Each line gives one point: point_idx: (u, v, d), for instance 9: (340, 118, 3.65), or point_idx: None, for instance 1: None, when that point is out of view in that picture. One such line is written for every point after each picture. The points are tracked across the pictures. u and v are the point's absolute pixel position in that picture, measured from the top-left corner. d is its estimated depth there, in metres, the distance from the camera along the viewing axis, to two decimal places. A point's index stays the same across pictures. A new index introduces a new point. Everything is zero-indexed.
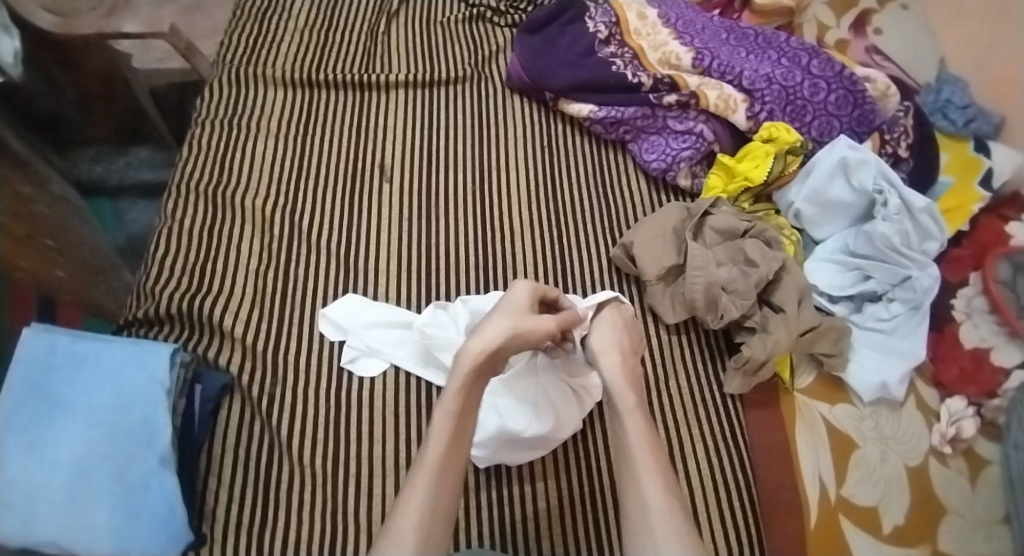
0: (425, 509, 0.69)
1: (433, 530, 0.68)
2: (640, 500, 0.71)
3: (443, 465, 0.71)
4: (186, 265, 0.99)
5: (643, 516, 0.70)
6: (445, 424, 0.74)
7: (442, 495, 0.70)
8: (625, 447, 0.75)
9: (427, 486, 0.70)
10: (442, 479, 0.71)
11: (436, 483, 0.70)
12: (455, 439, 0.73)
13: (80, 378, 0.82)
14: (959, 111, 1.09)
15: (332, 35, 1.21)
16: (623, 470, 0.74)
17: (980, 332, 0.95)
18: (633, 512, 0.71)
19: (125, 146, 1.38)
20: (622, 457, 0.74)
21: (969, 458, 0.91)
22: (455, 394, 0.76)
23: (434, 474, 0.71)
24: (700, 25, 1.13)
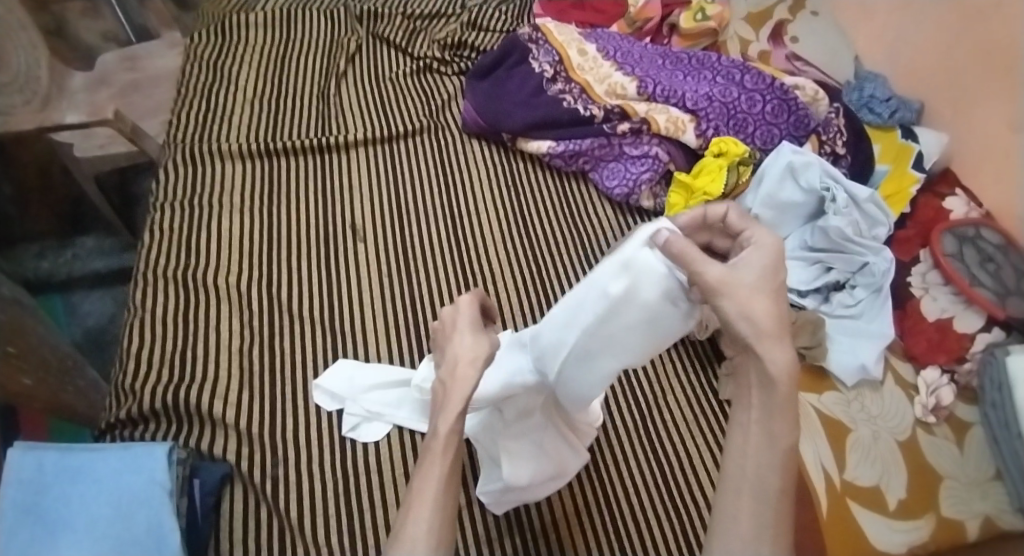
0: (435, 522, 0.56)
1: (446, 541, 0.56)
2: (738, 534, 0.53)
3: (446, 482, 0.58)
4: (165, 354, 0.95)
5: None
6: (449, 438, 0.59)
7: (449, 506, 0.58)
8: (760, 488, 0.54)
9: (435, 496, 0.57)
10: (448, 491, 0.58)
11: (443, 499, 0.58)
12: (456, 445, 0.59)
13: (75, 491, 0.78)
14: (883, 104, 1.18)
15: (280, 104, 1.20)
16: (735, 496, 0.55)
17: (939, 305, 1.01)
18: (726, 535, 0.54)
19: (70, 238, 1.31)
20: (746, 487, 0.54)
21: (952, 424, 0.97)
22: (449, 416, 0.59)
23: (438, 490, 0.58)
24: (638, 54, 1.19)
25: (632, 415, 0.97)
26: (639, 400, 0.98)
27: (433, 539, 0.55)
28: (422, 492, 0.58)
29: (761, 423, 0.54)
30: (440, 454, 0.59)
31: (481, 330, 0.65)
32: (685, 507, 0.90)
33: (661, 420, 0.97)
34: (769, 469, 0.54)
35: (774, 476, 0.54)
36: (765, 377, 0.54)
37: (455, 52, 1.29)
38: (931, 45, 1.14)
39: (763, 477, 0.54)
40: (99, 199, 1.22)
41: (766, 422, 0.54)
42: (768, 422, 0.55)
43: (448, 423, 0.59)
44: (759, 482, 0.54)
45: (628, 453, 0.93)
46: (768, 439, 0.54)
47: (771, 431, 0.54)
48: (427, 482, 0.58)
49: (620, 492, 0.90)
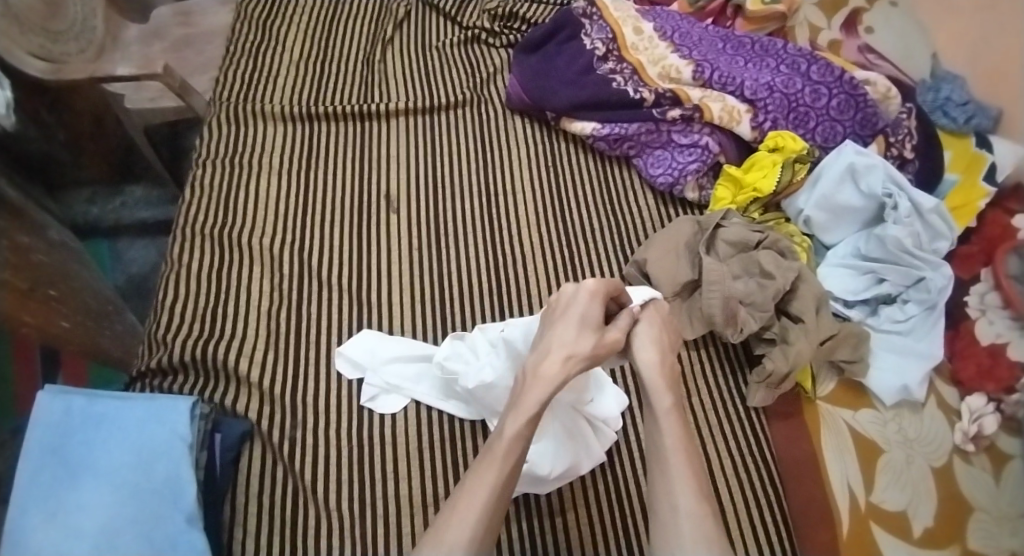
0: (478, 522, 0.62)
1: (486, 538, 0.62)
2: (669, 498, 0.65)
3: (503, 482, 0.64)
4: (197, 310, 0.97)
5: (672, 518, 0.64)
6: (510, 442, 0.66)
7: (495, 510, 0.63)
8: (658, 451, 0.68)
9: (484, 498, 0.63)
10: (501, 494, 0.64)
11: (494, 500, 0.63)
12: (516, 450, 0.66)
13: (101, 437, 0.80)
14: (959, 108, 1.09)
15: (328, 67, 1.19)
16: (654, 470, 0.68)
17: (996, 328, 0.97)
18: (659, 503, 0.66)
19: (118, 186, 1.35)
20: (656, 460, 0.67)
21: (991, 454, 0.93)
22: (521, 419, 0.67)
23: (493, 489, 0.64)
24: (696, 36, 1.12)
25: None
26: None
27: (474, 540, 0.61)
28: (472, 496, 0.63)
29: (648, 407, 0.71)
30: (496, 460, 0.65)
31: (589, 329, 0.70)
32: None
33: None
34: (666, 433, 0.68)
35: (666, 434, 0.68)
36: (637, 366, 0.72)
37: (505, 23, 1.24)
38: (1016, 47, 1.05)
39: (658, 439, 0.69)
40: (146, 149, 1.23)
41: (648, 394, 0.71)
42: (651, 400, 0.70)
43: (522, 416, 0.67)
44: (658, 451, 0.68)
45: (648, 454, 0.90)
46: (653, 408, 0.70)
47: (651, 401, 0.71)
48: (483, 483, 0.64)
49: (633, 493, 0.88)
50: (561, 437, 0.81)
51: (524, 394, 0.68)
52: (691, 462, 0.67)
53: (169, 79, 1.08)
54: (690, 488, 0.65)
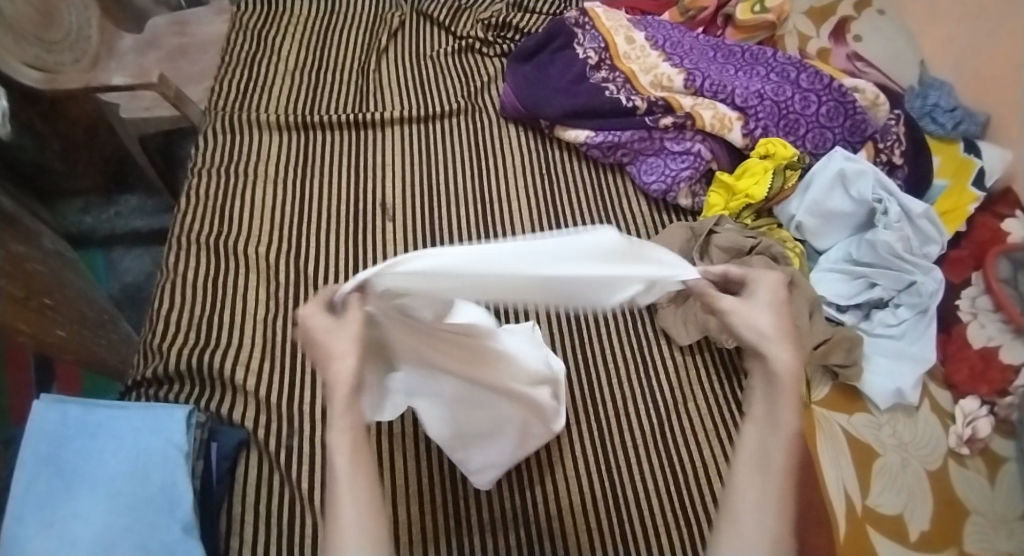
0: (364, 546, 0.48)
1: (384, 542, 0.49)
2: (748, 509, 0.53)
3: (357, 457, 0.51)
4: (192, 318, 0.97)
5: (748, 531, 0.52)
6: (352, 414, 0.52)
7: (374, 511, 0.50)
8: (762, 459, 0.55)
9: (353, 519, 0.49)
10: (366, 488, 0.51)
11: (356, 485, 0.50)
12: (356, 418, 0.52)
13: (97, 446, 0.80)
14: (947, 114, 1.11)
15: (322, 77, 1.19)
16: (743, 471, 0.55)
17: (987, 332, 0.99)
18: (737, 508, 0.54)
19: (113, 196, 1.35)
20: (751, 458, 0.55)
21: (985, 457, 0.94)
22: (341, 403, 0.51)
23: (351, 471, 0.51)
24: (687, 45, 1.14)
25: (652, 420, 0.96)
26: (660, 403, 0.97)
27: (360, 530, 0.49)
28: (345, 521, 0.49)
29: (768, 401, 0.57)
30: (347, 460, 0.51)
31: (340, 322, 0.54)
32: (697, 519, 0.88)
33: (678, 427, 0.96)
34: (773, 441, 0.55)
35: (778, 448, 0.55)
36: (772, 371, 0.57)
37: (498, 33, 1.24)
38: (996, 61, 1.08)
39: (764, 447, 0.55)
40: (142, 159, 1.24)
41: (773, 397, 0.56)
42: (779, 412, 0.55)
43: (344, 417, 0.51)
44: (763, 454, 0.55)
45: (644, 459, 0.93)
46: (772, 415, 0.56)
47: (772, 407, 0.56)
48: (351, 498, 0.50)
49: (631, 497, 0.90)
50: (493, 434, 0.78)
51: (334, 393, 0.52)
52: (792, 483, 0.54)
53: (164, 89, 1.09)
54: (779, 511, 0.53)
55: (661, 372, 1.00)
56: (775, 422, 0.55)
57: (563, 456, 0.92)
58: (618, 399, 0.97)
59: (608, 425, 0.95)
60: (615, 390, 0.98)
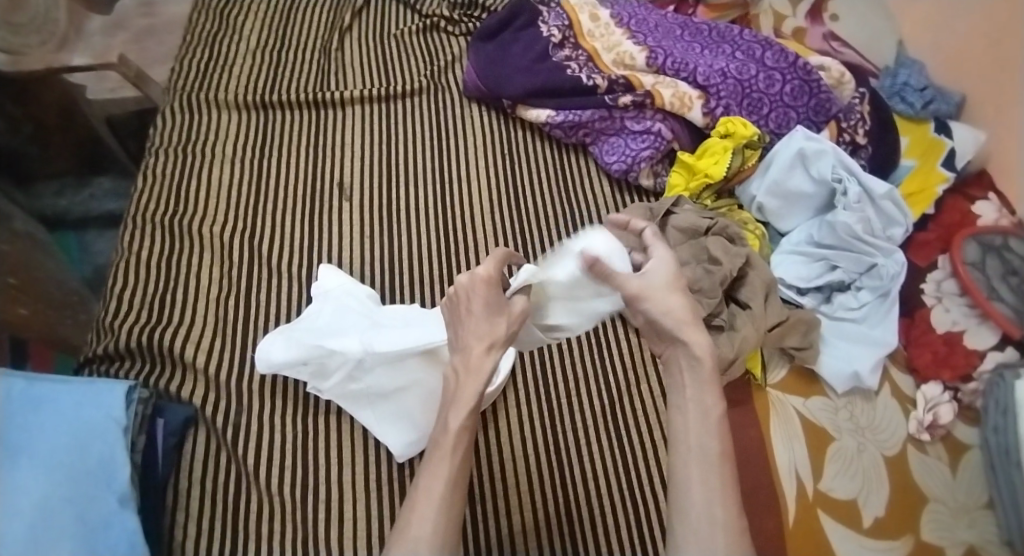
0: (437, 519, 0.62)
1: (448, 535, 0.61)
2: (703, 508, 0.57)
3: (455, 477, 0.65)
4: (145, 297, 0.97)
5: (705, 530, 0.56)
6: (459, 434, 0.67)
7: (452, 502, 0.64)
8: (703, 454, 0.59)
9: (437, 496, 0.64)
10: (452, 490, 0.65)
11: (451, 491, 0.64)
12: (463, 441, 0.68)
13: (38, 420, 0.80)
14: (916, 93, 1.07)
15: (284, 56, 1.19)
16: (686, 468, 0.59)
17: (951, 316, 0.96)
18: (686, 504, 0.58)
19: (85, 178, 1.35)
20: (691, 457, 0.59)
21: (947, 444, 0.93)
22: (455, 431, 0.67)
23: (449, 485, 0.65)
24: (653, 23, 1.11)
25: (602, 400, 0.96)
26: (612, 386, 0.97)
27: (438, 537, 0.61)
28: (429, 490, 0.64)
29: (693, 393, 0.62)
30: (447, 453, 0.66)
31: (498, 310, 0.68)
32: (641, 496, 0.89)
33: (629, 409, 0.96)
34: (706, 433, 0.60)
35: (709, 437, 0.60)
36: (694, 361, 0.61)
37: (465, 12, 1.23)
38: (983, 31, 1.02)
39: (701, 442, 0.60)
40: None
41: (695, 389, 0.62)
42: (705, 400, 0.61)
43: (459, 420, 0.67)
44: (701, 449, 0.59)
45: (592, 437, 0.93)
46: (701, 406, 0.61)
47: (699, 398, 0.61)
48: (433, 480, 0.65)
49: (578, 477, 0.90)
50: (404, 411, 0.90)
51: (460, 387, 0.68)
52: (729, 470, 0.59)
53: (125, 69, 1.09)
54: (726, 498, 0.58)
55: (610, 353, 1.00)
56: (702, 412, 0.60)
57: (513, 437, 0.93)
58: (569, 380, 0.97)
59: (557, 408, 0.95)
60: (565, 371, 0.98)
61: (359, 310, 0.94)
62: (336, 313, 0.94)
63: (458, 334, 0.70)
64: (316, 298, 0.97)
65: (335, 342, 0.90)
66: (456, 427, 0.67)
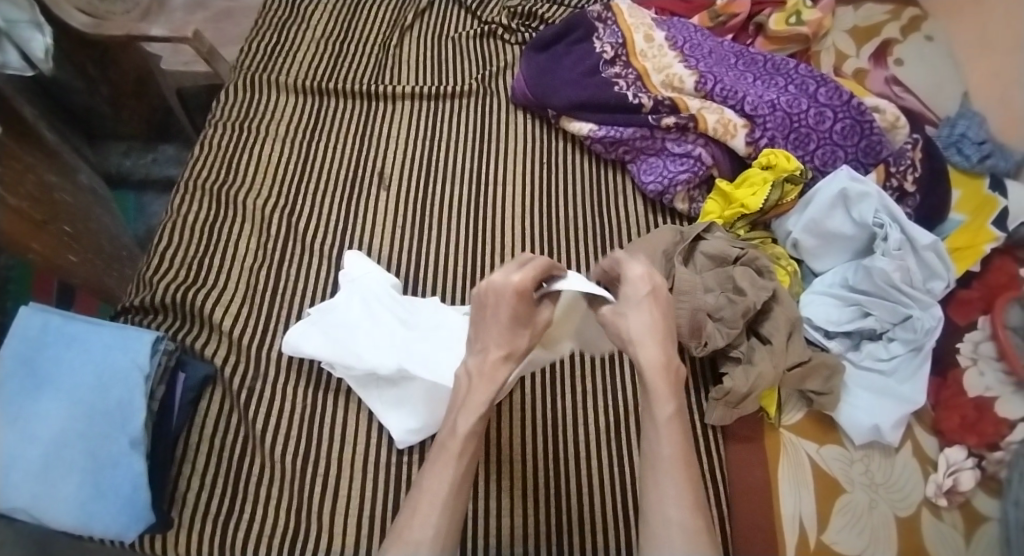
0: (439, 522, 0.68)
1: (449, 538, 0.68)
2: (661, 509, 0.68)
3: (458, 481, 0.71)
4: (186, 258, 1.02)
5: (663, 528, 0.67)
6: (464, 440, 0.73)
7: (456, 505, 0.70)
8: (658, 461, 0.70)
9: (441, 497, 0.69)
10: (455, 495, 0.70)
11: (454, 491, 0.70)
12: (467, 448, 0.73)
13: (67, 355, 0.85)
14: (974, 146, 1.03)
15: (346, 45, 1.23)
16: (650, 476, 0.70)
17: (985, 381, 0.91)
18: (650, 508, 0.69)
19: (152, 143, 1.45)
20: (651, 464, 0.71)
21: (965, 512, 0.87)
22: (461, 437, 0.73)
23: (451, 487, 0.70)
24: (707, 49, 1.11)
25: (608, 417, 0.93)
26: (619, 402, 0.94)
27: (437, 538, 0.67)
28: (434, 492, 0.70)
29: (647, 410, 0.73)
30: (452, 457, 0.72)
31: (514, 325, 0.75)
32: (633, 521, 0.87)
33: (631, 428, 0.93)
34: (661, 444, 0.71)
35: (664, 446, 0.71)
36: (643, 373, 0.73)
37: (524, 22, 1.24)
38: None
39: (656, 448, 0.71)
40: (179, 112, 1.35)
41: (650, 403, 0.73)
42: (655, 411, 0.72)
43: (465, 425, 0.73)
44: (656, 457, 0.71)
45: (592, 451, 0.91)
46: (653, 416, 0.72)
47: (652, 409, 0.72)
48: (439, 481, 0.70)
49: (571, 490, 0.89)
50: (414, 403, 0.90)
51: (470, 394, 0.75)
52: (685, 474, 0.69)
53: (198, 44, 1.16)
54: (684, 499, 0.68)
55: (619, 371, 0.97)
56: (657, 423, 0.72)
57: (521, 443, 0.91)
58: (576, 393, 0.95)
59: (562, 417, 0.93)
60: (576, 383, 0.96)
61: (386, 301, 0.96)
62: (366, 303, 0.96)
63: (478, 336, 0.77)
64: (343, 287, 0.98)
65: (361, 326, 0.94)
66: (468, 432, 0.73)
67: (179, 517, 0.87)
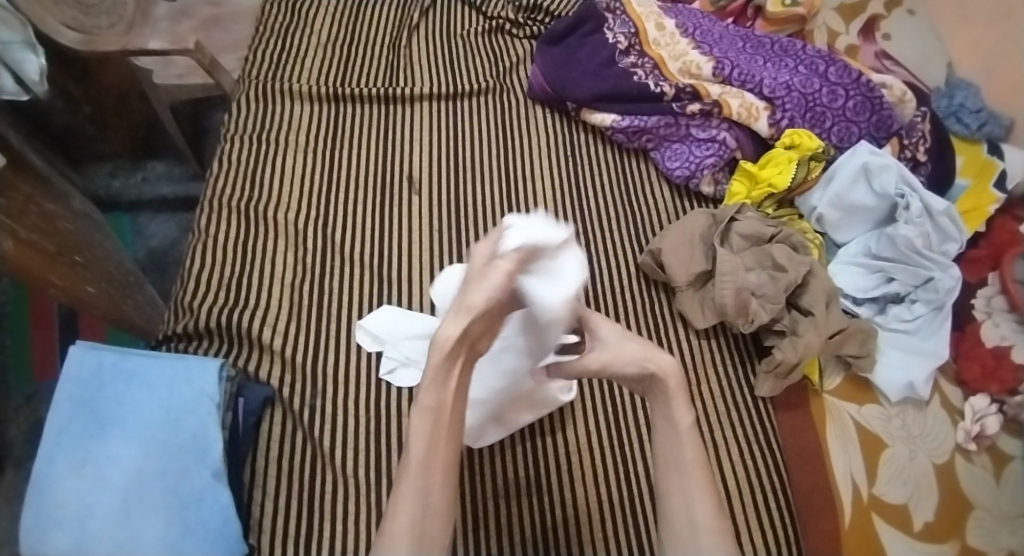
0: (416, 513, 0.59)
1: (427, 525, 0.59)
2: (686, 511, 0.65)
3: (428, 462, 0.61)
4: (222, 278, 0.98)
5: (690, 532, 0.64)
6: (421, 418, 0.61)
7: (432, 493, 0.60)
8: (680, 464, 0.67)
9: (419, 485, 0.60)
10: (428, 480, 0.60)
11: (425, 483, 0.60)
12: (434, 425, 0.61)
13: (129, 392, 0.82)
14: (972, 115, 1.11)
15: (354, 49, 1.24)
16: (668, 481, 0.68)
17: (1000, 331, 0.98)
18: (672, 512, 0.66)
19: (140, 161, 1.39)
20: (671, 468, 0.68)
21: (993, 454, 0.94)
22: (426, 410, 0.61)
23: (421, 473, 0.60)
24: (717, 34, 1.14)
25: None
26: None
27: (414, 534, 0.58)
28: (405, 484, 0.60)
29: (663, 413, 0.70)
30: (422, 438, 0.61)
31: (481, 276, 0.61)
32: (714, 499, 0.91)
33: None
34: (682, 447, 0.68)
35: (686, 448, 0.68)
36: (662, 381, 0.70)
37: (530, 15, 1.28)
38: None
39: (676, 452, 0.68)
40: (171, 124, 1.27)
41: (669, 409, 0.70)
42: (677, 417, 0.69)
43: (421, 404, 0.61)
44: (678, 460, 0.68)
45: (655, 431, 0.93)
46: (673, 422, 0.69)
47: (672, 417, 0.69)
48: (409, 470, 0.61)
49: (637, 471, 0.90)
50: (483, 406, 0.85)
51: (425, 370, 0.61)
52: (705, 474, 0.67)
53: (199, 56, 1.11)
54: (705, 499, 0.66)
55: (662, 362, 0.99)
56: (676, 428, 0.69)
57: (575, 432, 0.92)
58: None
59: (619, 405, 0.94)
60: None
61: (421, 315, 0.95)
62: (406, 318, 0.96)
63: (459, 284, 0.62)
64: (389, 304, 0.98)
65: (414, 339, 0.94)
66: (426, 406, 0.61)
67: (260, 544, 0.83)
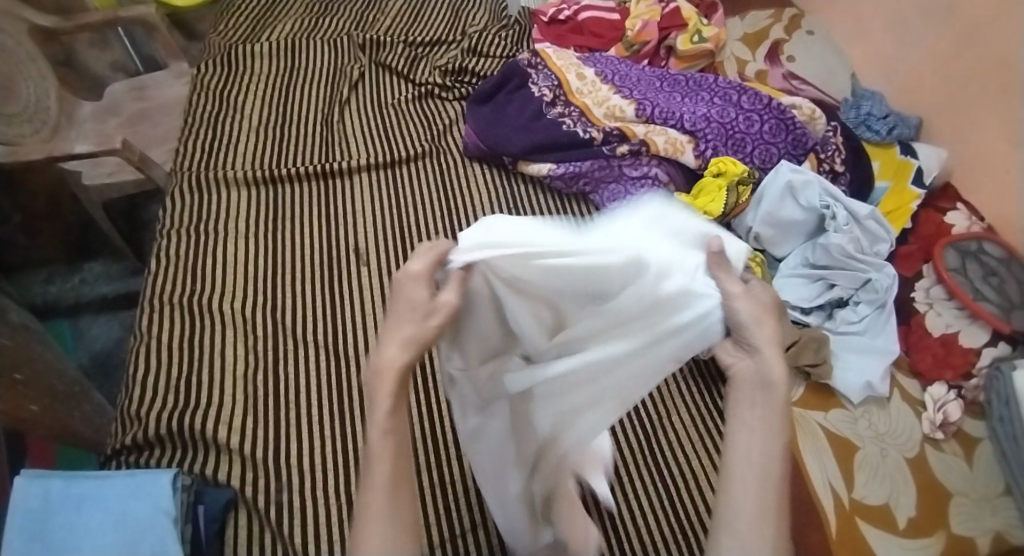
0: (385, 526, 0.52)
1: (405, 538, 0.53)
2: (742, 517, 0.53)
3: (394, 481, 0.54)
4: (172, 378, 0.95)
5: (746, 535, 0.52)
6: (381, 442, 0.54)
7: (401, 505, 0.54)
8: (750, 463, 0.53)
9: (385, 505, 0.53)
10: (397, 499, 0.54)
11: (392, 504, 0.53)
12: (392, 449, 0.54)
13: (80, 518, 0.77)
14: (880, 121, 1.19)
15: (287, 130, 1.25)
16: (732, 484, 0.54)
17: (944, 320, 1.01)
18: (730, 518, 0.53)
19: (78, 264, 1.36)
20: (749, 471, 0.53)
21: (960, 439, 0.96)
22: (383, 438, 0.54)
23: (387, 490, 0.53)
24: (635, 77, 1.22)
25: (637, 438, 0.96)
26: (646, 422, 0.98)
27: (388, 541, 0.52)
28: (370, 502, 0.53)
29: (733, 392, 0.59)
30: (386, 458, 0.54)
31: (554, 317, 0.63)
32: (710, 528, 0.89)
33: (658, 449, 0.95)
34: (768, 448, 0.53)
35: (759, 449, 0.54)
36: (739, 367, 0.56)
37: (456, 78, 1.33)
38: (943, 55, 1.11)
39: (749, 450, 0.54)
40: (106, 225, 1.24)
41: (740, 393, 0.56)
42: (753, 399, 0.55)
43: (380, 426, 0.54)
44: (758, 465, 0.53)
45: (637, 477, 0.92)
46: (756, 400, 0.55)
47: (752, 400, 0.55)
48: (375, 485, 0.54)
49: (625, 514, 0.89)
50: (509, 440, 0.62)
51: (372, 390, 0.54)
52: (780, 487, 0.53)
53: (128, 154, 1.11)
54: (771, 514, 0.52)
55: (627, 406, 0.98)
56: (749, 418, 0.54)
57: None
58: None
59: None
60: None
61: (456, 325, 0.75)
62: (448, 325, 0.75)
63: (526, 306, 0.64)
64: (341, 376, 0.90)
65: None
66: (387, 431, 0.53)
67: None
